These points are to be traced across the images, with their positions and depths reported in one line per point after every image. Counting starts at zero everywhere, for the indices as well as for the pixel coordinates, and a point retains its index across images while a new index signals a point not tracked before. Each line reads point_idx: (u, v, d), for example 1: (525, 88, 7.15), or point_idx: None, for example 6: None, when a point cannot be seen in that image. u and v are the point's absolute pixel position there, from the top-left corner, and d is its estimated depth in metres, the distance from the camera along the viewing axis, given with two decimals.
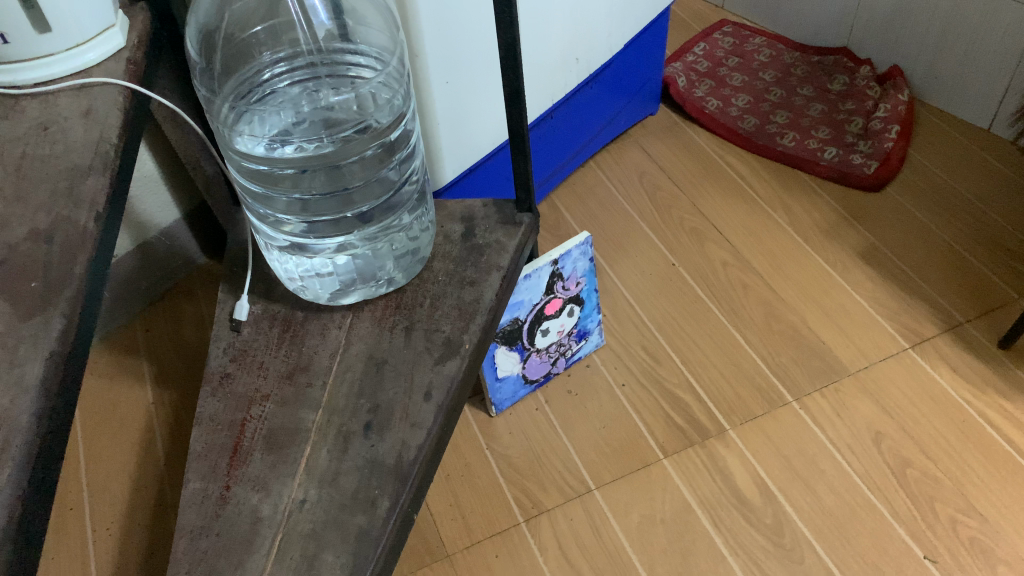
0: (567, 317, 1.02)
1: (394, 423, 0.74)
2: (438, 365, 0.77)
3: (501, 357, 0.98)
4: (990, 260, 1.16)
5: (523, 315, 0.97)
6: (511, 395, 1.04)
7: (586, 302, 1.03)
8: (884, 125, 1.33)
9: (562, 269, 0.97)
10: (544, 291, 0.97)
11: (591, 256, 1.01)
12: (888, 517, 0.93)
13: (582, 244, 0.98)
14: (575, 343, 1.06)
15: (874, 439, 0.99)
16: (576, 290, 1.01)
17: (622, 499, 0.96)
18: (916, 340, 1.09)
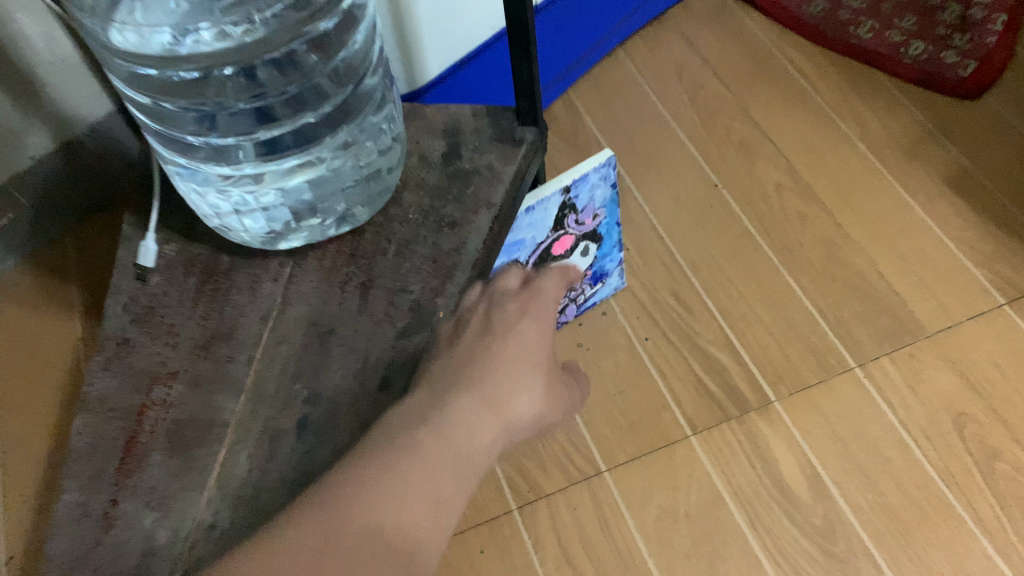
0: (580, 257, 0.82)
1: (339, 421, 0.55)
2: (402, 341, 0.58)
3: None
4: None
5: (523, 256, 0.77)
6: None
7: (604, 238, 0.82)
8: (989, 12, 1.04)
9: (575, 200, 0.75)
10: (550, 228, 0.76)
11: (614, 181, 0.78)
12: (967, 523, 0.74)
13: (604, 168, 0.75)
14: (589, 287, 0.86)
15: (955, 422, 0.80)
16: (593, 225, 0.79)
17: (638, 486, 0.78)
18: (1015, 295, 0.87)
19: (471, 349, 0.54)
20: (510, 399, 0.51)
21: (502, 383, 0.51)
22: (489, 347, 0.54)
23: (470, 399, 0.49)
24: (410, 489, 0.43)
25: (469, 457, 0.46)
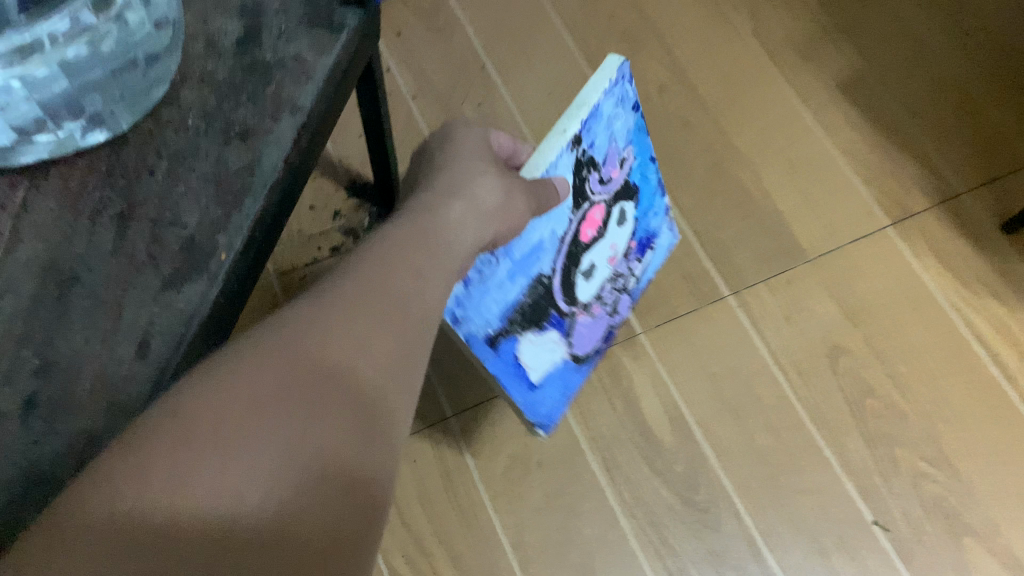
0: (618, 228, 0.60)
1: (39, 414, 0.38)
2: (169, 288, 0.42)
3: (526, 353, 0.54)
4: (1010, 103, 0.86)
5: (547, 266, 0.54)
6: (558, 402, 0.58)
7: (640, 189, 0.62)
8: None
9: (595, 145, 0.53)
10: (571, 209, 0.54)
11: (637, 102, 0.58)
12: (834, 466, 0.70)
13: (620, 83, 0.54)
14: (636, 263, 0.65)
15: (830, 357, 0.74)
16: (625, 171, 0.59)
17: (487, 432, 0.69)
18: (900, 216, 0.81)
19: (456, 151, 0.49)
20: (517, 200, 0.46)
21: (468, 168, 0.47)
22: (445, 176, 0.46)
23: (425, 252, 0.38)
24: (393, 303, 0.34)
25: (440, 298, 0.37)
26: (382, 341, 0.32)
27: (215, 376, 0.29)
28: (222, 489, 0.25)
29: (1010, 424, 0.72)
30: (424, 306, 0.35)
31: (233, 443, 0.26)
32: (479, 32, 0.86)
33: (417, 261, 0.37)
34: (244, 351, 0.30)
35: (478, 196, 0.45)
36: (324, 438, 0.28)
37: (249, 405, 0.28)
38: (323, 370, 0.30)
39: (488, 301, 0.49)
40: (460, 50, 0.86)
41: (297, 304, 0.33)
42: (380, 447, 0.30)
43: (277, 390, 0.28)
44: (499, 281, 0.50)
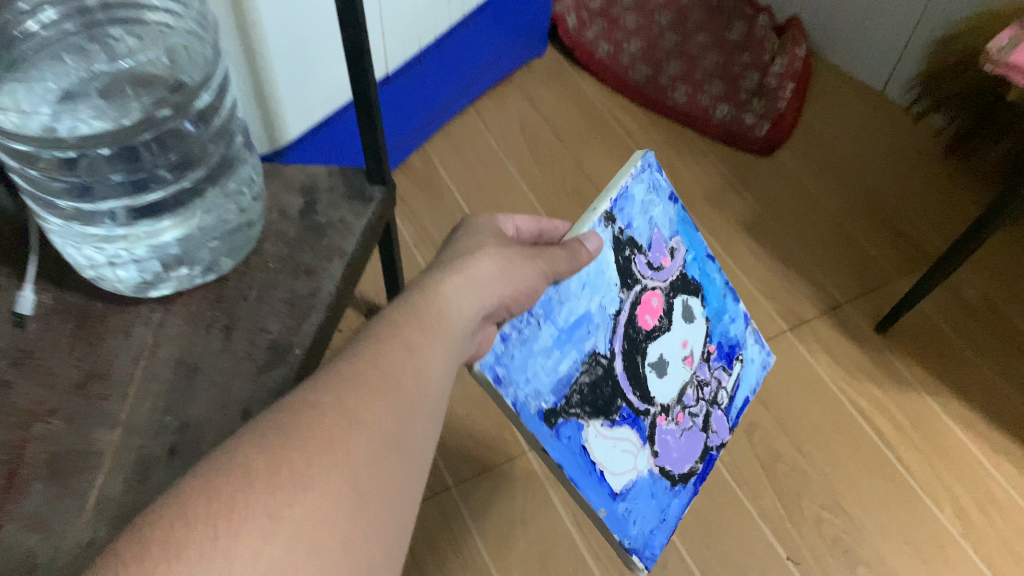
0: (683, 323, 0.62)
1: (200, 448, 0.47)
2: (263, 372, 0.51)
3: (599, 449, 0.53)
4: (875, 235, 1.12)
5: (602, 347, 0.54)
6: (654, 536, 0.58)
7: (703, 287, 0.65)
8: (780, 82, 1.22)
9: (632, 222, 0.56)
10: (620, 288, 0.55)
11: (673, 193, 0.61)
12: (756, 518, 0.89)
13: (650, 171, 0.58)
14: (725, 375, 0.67)
15: (748, 431, 0.95)
16: (680, 266, 0.62)
17: (482, 498, 0.89)
18: (795, 322, 1.05)
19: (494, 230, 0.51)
20: (525, 265, 0.47)
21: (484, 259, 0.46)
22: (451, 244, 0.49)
23: (416, 328, 0.40)
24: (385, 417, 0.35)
25: (441, 379, 0.39)
26: (377, 423, 0.34)
27: (224, 463, 0.31)
28: (259, 558, 0.28)
29: (892, 479, 0.92)
30: (421, 374, 0.38)
31: (258, 510, 0.29)
32: (465, 194, 1.13)
33: (408, 335, 0.39)
34: (253, 433, 0.32)
35: (492, 261, 0.46)
36: (335, 507, 0.31)
37: (263, 488, 0.30)
38: (330, 456, 0.32)
39: (534, 368, 0.50)
40: (451, 209, 1.11)
41: (303, 385, 0.35)
42: (386, 512, 0.33)
43: (272, 469, 0.31)
44: (546, 348, 0.51)
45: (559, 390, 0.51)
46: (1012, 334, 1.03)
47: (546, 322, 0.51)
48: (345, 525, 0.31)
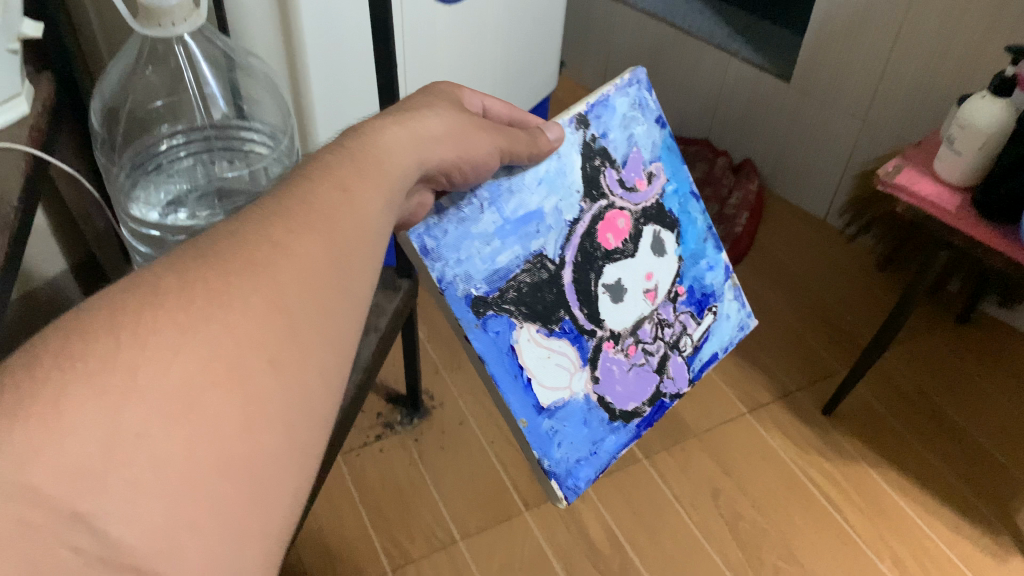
0: (655, 255, 0.70)
1: None
2: None
3: (529, 355, 0.60)
4: (820, 336, 1.32)
5: (550, 250, 0.62)
6: (581, 466, 0.63)
7: (683, 224, 0.72)
8: (736, 211, 1.51)
9: (608, 132, 0.65)
10: (582, 197, 0.63)
11: (661, 119, 0.70)
12: (722, 567, 1.03)
13: (638, 86, 0.67)
14: (695, 320, 0.74)
15: (713, 495, 1.10)
16: (660, 191, 0.70)
17: (485, 548, 1.03)
18: (754, 406, 1.22)
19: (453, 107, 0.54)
20: (482, 135, 0.54)
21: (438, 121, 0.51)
22: (424, 99, 0.53)
23: (357, 174, 0.42)
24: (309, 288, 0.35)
25: (378, 228, 0.41)
26: (307, 256, 0.36)
27: (139, 286, 0.31)
28: (171, 371, 0.29)
29: (841, 535, 1.06)
30: (359, 216, 0.40)
31: (169, 326, 0.30)
32: None
33: (349, 181, 0.41)
34: (171, 262, 0.33)
35: (448, 125, 0.51)
36: (259, 333, 0.32)
37: (178, 310, 0.31)
38: (255, 279, 0.33)
39: (470, 251, 0.58)
40: None
41: (225, 224, 0.36)
42: (318, 338, 0.35)
43: (190, 290, 0.32)
44: (486, 235, 0.58)
45: (492, 282, 0.59)
46: (938, 417, 1.21)
47: (491, 209, 0.59)
48: (271, 346, 0.33)
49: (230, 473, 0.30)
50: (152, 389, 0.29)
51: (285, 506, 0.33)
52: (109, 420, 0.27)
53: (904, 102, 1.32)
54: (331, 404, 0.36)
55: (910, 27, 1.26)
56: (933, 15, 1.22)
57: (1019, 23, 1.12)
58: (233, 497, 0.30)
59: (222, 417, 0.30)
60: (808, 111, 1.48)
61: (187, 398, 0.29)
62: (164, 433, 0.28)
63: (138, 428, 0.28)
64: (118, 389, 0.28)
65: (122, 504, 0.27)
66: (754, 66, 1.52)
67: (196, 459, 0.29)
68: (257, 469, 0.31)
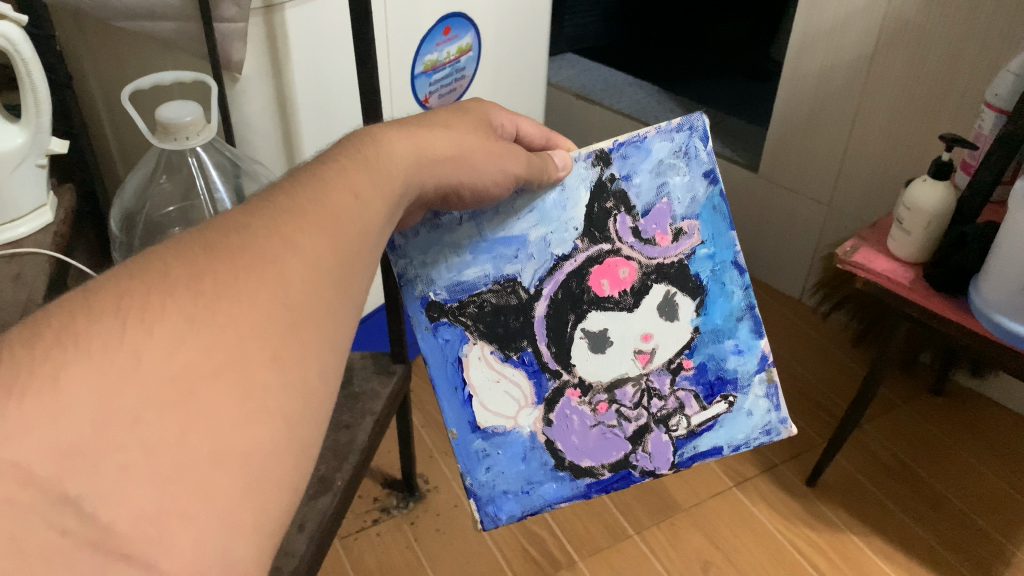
0: (660, 314, 0.71)
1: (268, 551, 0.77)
2: (311, 500, 0.83)
3: (474, 372, 0.68)
4: (799, 410, 1.38)
5: (525, 278, 0.69)
6: (506, 498, 0.69)
7: (708, 292, 0.72)
8: None
9: (633, 175, 0.69)
10: (577, 236, 0.69)
11: (714, 177, 0.70)
12: None
13: (687, 136, 0.69)
14: (696, 406, 0.72)
15: (703, 567, 1.13)
16: (686, 251, 0.71)
17: None
18: (739, 480, 1.26)
19: (461, 135, 0.61)
20: (484, 161, 0.60)
21: (441, 138, 0.58)
22: (448, 117, 0.62)
23: (365, 179, 0.48)
24: (304, 294, 0.39)
25: (371, 237, 0.46)
26: (314, 256, 0.41)
27: (146, 274, 0.35)
28: (174, 356, 0.33)
29: None
30: (360, 223, 0.45)
31: (175, 315, 0.34)
32: None
33: (360, 185, 0.47)
34: (177, 250, 0.37)
35: (453, 148, 0.59)
36: (261, 327, 0.37)
37: (183, 294, 0.35)
38: (260, 278, 0.38)
39: (437, 260, 0.68)
40: None
41: (230, 216, 0.41)
42: (317, 339, 0.40)
43: (195, 279, 0.36)
44: (460, 248, 0.68)
45: (454, 293, 0.68)
46: (918, 485, 1.25)
47: (472, 225, 0.68)
48: (274, 341, 0.37)
49: (223, 463, 0.33)
50: (153, 374, 0.32)
51: (279, 504, 0.36)
52: (103, 404, 0.31)
53: (864, 187, 1.42)
54: (325, 406, 0.40)
55: (862, 119, 1.37)
56: (882, 106, 1.33)
57: (959, 112, 1.23)
58: (228, 485, 0.33)
59: (219, 407, 0.34)
60: (773, 200, 1.58)
61: (187, 386, 0.33)
62: (160, 418, 0.32)
63: (133, 414, 0.32)
64: (118, 373, 0.32)
65: (115, 488, 0.30)
66: (724, 158, 1.63)
67: (190, 447, 0.32)
68: (252, 460, 0.35)
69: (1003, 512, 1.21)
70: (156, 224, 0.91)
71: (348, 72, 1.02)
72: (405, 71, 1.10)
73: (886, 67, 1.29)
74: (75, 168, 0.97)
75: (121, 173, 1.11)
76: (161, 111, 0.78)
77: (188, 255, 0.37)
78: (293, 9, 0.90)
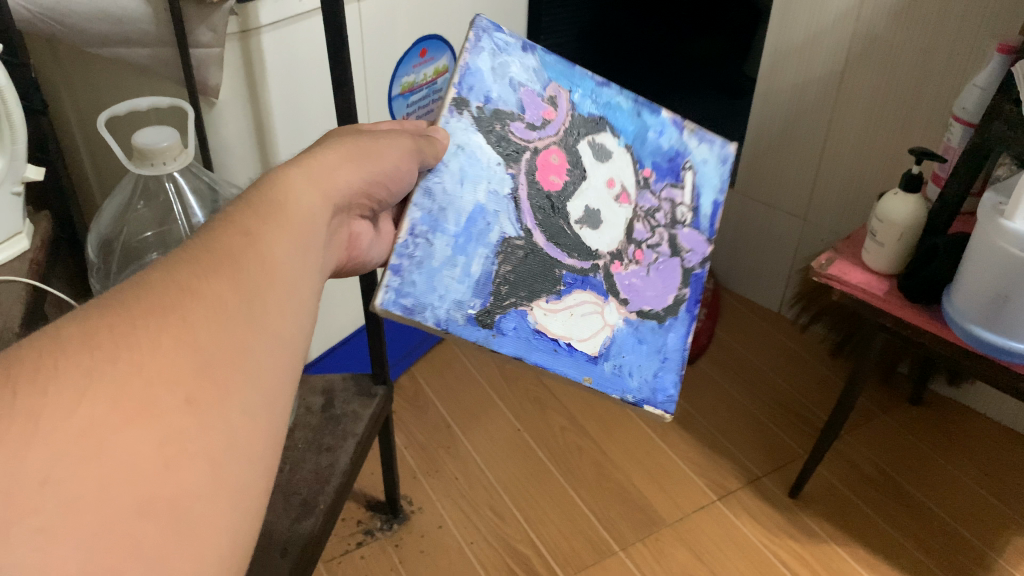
0: (605, 163, 0.76)
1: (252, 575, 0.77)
2: (294, 524, 0.82)
3: (552, 326, 0.66)
4: (779, 421, 1.39)
5: (508, 230, 0.67)
6: (660, 376, 0.72)
7: (614, 123, 0.78)
8: None
9: (490, 93, 0.70)
10: (506, 169, 0.68)
11: (525, 46, 0.74)
12: None
13: (488, 37, 0.72)
14: (675, 189, 0.81)
15: None
16: (569, 107, 0.75)
17: None
18: (722, 493, 1.27)
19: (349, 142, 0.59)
20: (385, 149, 0.60)
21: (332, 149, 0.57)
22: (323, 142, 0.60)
23: (264, 223, 0.45)
24: (210, 333, 0.38)
25: (304, 267, 0.46)
26: (215, 300, 0.40)
27: (41, 339, 0.35)
28: (74, 415, 0.32)
29: None
30: (263, 258, 0.44)
31: (72, 372, 0.33)
32: (448, 409, 1.41)
33: (252, 225, 0.45)
34: (76, 317, 0.36)
35: (350, 148, 0.58)
36: (169, 372, 0.36)
37: (75, 353, 0.34)
38: (161, 325, 0.37)
39: (444, 282, 0.63)
40: (434, 419, 1.39)
41: (134, 276, 0.40)
42: (230, 378, 0.38)
43: (90, 334, 0.35)
44: (448, 259, 0.63)
45: (480, 292, 0.64)
46: (901, 496, 1.26)
47: (438, 234, 0.63)
48: (183, 384, 0.36)
49: (149, 513, 0.33)
50: (57, 434, 0.32)
51: (220, 541, 0.36)
52: (10, 468, 0.30)
53: (839, 200, 1.44)
54: (265, 441, 0.40)
55: (834, 135, 1.39)
56: (855, 120, 1.35)
57: (927, 125, 1.25)
58: (154, 536, 0.33)
59: (135, 456, 0.33)
60: (750, 214, 1.60)
61: (96, 439, 0.32)
62: (72, 475, 0.31)
63: (41, 474, 0.31)
64: (16, 439, 0.31)
65: (32, 554, 0.29)
66: None
67: (111, 500, 0.32)
68: (179, 505, 0.34)
69: (982, 519, 1.22)
70: (134, 251, 0.91)
71: (323, 95, 1.03)
72: (381, 93, 1.11)
73: (854, 84, 1.32)
74: (51, 196, 0.97)
75: (98, 199, 1.10)
76: (138, 137, 0.78)
77: (102, 310, 0.37)
78: (268, 33, 0.90)
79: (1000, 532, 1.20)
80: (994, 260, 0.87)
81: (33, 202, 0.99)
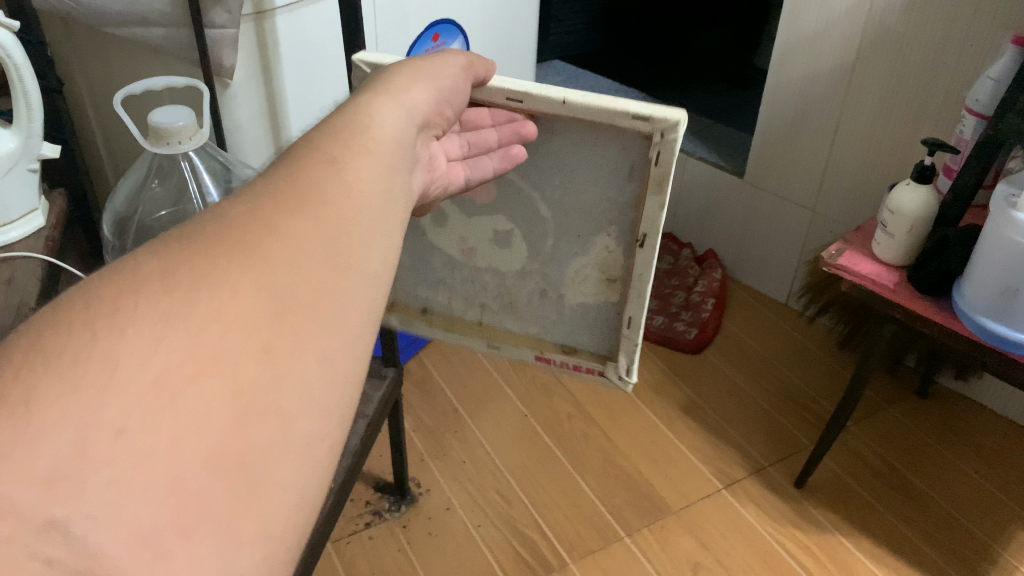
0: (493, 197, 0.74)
1: None
2: None
3: None
4: (786, 412, 1.40)
5: None
6: None
7: None
8: (702, 298, 1.62)
9: None
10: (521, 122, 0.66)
11: None
12: None
13: None
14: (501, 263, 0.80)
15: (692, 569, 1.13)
16: None
17: None
18: (728, 482, 1.27)
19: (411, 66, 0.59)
20: (436, 62, 0.60)
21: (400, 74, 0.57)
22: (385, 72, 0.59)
23: (341, 151, 0.46)
24: (292, 278, 0.38)
25: (381, 215, 0.46)
26: (295, 239, 0.40)
27: (108, 286, 0.35)
28: (151, 360, 0.33)
29: None
30: (343, 202, 0.43)
31: (148, 317, 0.34)
32: (456, 394, 1.42)
33: (334, 153, 0.45)
34: (147, 262, 0.37)
35: (411, 70, 0.58)
36: (245, 321, 0.36)
37: (148, 300, 0.34)
38: (237, 275, 0.37)
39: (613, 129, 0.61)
40: (441, 403, 1.40)
41: (204, 222, 0.40)
42: (302, 331, 0.38)
43: (164, 280, 0.35)
44: None
45: None
46: (907, 488, 1.26)
47: None
48: (260, 332, 0.36)
49: (218, 470, 0.32)
50: (130, 382, 0.32)
51: (284, 504, 0.35)
52: (85, 417, 0.30)
53: (848, 193, 1.44)
54: (340, 391, 0.39)
55: (844, 126, 1.39)
56: (865, 112, 1.34)
57: (940, 117, 1.25)
58: (223, 495, 0.32)
59: (207, 405, 0.33)
60: (758, 205, 1.60)
61: (170, 390, 0.32)
62: (147, 426, 0.31)
63: (117, 424, 0.31)
64: (92, 387, 0.31)
65: (105, 505, 0.29)
66: (710, 164, 1.65)
67: (184, 453, 0.31)
68: (248, 463, 0.34)
69: (988, 511, 1.23)
70: (148, 229, 0.91)
71: (337, 77, 1.03)
72: None
73: (867, 76, 1.32)
74: (67, 175, 0.98)
75: (111, 178, 1.11)
76: (153, 117, 0.78)
77: (170, 261, 0.37)
78: (283, 14, 0.90)
79: (1005, 526, 1.20)
80: (1003, 252, 0.87)
81: (48, 179, 1.00)
